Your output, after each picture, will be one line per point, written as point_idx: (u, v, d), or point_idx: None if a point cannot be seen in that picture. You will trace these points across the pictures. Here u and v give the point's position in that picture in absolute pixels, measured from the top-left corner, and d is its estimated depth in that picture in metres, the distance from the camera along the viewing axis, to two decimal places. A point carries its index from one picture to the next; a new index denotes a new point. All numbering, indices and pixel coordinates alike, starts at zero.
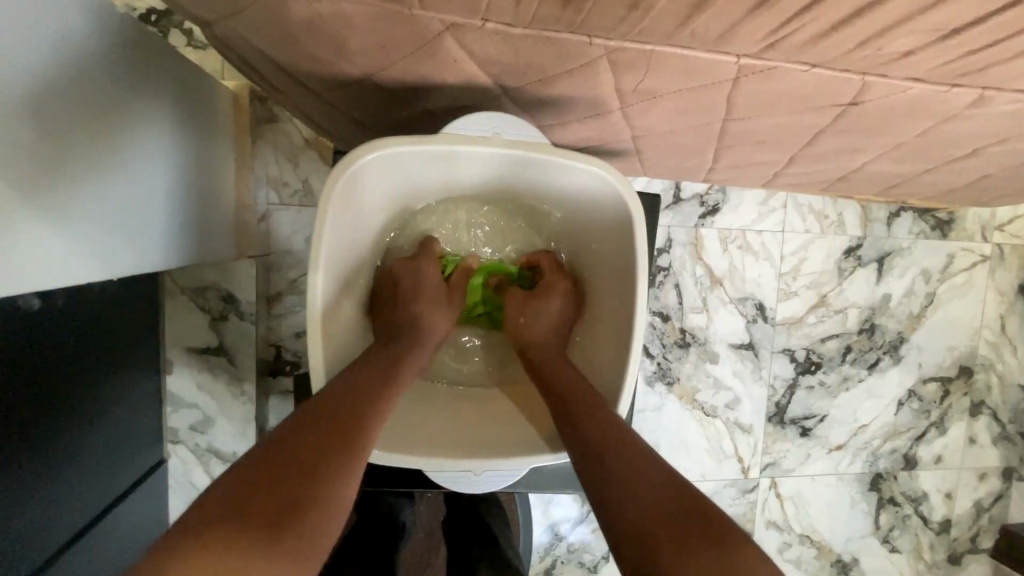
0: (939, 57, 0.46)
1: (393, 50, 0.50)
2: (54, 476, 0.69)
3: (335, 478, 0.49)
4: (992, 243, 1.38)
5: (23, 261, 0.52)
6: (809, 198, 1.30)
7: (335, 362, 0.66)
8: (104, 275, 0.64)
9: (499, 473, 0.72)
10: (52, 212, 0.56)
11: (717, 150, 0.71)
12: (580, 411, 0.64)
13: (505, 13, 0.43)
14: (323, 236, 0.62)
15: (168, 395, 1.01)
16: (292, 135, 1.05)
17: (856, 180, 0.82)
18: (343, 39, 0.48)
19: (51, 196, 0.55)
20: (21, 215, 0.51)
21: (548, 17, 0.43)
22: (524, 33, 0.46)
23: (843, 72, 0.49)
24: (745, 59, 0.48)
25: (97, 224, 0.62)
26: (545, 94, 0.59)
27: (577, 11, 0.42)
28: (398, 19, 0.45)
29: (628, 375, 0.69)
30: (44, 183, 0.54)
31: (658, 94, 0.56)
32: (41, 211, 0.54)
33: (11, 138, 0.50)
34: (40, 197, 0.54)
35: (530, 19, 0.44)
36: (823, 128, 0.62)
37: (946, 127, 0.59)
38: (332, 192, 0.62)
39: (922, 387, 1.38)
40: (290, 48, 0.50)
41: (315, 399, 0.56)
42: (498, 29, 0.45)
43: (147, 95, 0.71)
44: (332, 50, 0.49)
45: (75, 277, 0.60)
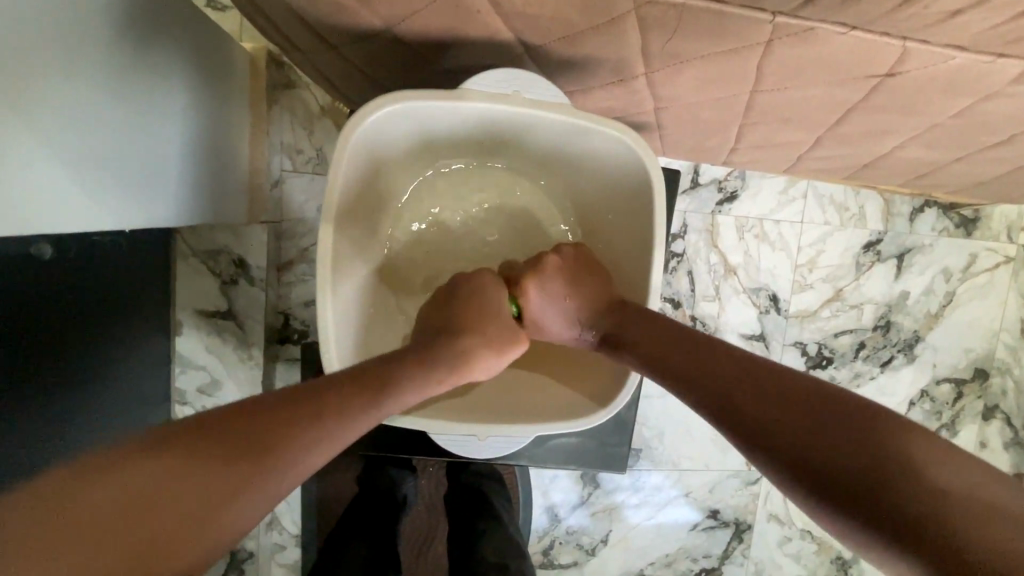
0: (985, 21, 0.44)
1: None
2: (53, 426, 0.69)
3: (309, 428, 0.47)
4: (1017, 244, 1.34)
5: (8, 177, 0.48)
6: (831, 188, 1.27)
7: (341, 318, 0.65)
8: (98, 217, 0.61)
9: (504, 440, 0.73)
10: (46, 132, 0.52)
11: (741, 128, 0.69)
12: (719, 354, 0.56)
13: None
14: (336, 186, 0.61)
15: (177, 356, 1.00)
16: (307, 101, 1.04)
17: (883, 167, 0.80)
18: None
19: (47, 116, 0.52)
20: (12, 126, 0.48)
21: None
22: None
23: (881, 36, 0.47)
24: (780, 18, 0.46)
25: (92, 157, 0.59)
26: (569, 54, 0.57)
27: None
28: None
29: (651, 300, 0.68)
30: (43, 102, 0.51)
31: (685, 58, 0.54)
32: (35, 129, 0.51)
33: (19, 55, 0.48)
34: (34, 114, 0.51)
35: None
36: (854, 106, 0.59)
37: (985, 107, 0.57)
38: (345, 144, 0.60)
39: (935, 387, 1.36)
40: None
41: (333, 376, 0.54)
42: None
43: (167, 44, 0.71)
44: None
45: (61, 211, 0.56)
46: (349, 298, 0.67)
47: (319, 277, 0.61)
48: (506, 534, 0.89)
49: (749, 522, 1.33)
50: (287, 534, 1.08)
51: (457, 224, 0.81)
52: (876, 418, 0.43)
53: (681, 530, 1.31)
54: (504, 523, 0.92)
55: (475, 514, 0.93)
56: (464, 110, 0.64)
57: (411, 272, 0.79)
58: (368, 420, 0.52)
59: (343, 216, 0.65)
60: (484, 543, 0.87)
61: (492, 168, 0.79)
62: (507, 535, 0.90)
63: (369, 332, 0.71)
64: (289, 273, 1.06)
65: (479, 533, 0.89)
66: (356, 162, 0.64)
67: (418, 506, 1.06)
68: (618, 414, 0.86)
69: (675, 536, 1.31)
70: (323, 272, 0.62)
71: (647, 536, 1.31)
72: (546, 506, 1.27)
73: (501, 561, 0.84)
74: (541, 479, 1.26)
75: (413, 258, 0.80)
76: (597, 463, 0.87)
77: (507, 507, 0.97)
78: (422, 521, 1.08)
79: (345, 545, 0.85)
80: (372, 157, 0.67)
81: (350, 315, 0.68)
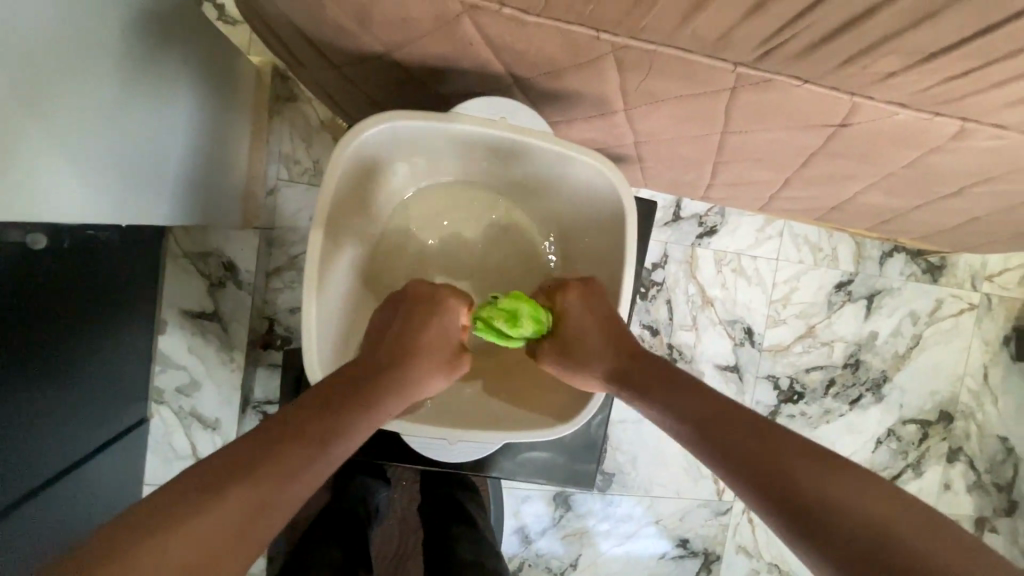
0: (920, 82, 0.49)
1: (414, 27, 0.52)
2: (30, 416, 0.70)
3: (303, 448, 0.52)
4: (980, 292, 1.41)
5: (16, 168, 0.51)
6: (805, 229, 1.33)
7: (324, 316, 0.67)
8: (99, 211, 0.63)
9: (473, 446, 0.75)
10: (56, 129, 0.55)
11: (715, 165, 0.74)
12: (712, 404, 0.59)
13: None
14: (327, 193, 0.64)
15: (158, 355, 1.01)
16: (308, 116, 1.08)
17: (848, 210, 0.86)
18: (367, 12, 0.50)
19: (59, 115, 0.55)
20: (26, 123, 0.51)
21: (562, 7, 0.46)
22: (537, 21, 0.48)
23: (832, 90, 0.52)
24: (741, 68, 0.51)
25: (98, 157, 0.62)
26: (553, 87, 0.62)
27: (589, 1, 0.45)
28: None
29: (624, 285, 0.72)
30: (57, 103, 0.55)
31: (658, 98, 0.58)
32: (46, 125, 0.54)
33: (34, 57, 0.51)
34: (48, 112, 0.54)
35: (546, 7, 0.46)
36: (815, 151, 0.64)
37: (930, 160, 0.62)
38: (340, 152, 0.64)
39: (901, 427, 1.41)
40: (312, 16, 0.52)
41: (327, 396, 0.59)
42: (513, 15, 0.48)
43: (178, 55, 0.75)
44: (355, 20, 0.52)
45: (63, 205, 0.58)
46: (331, 303, 0.69)
47: (305, 274, 0.64)
48: (480, 537, 0.90)
49: (717, 553, 1.34)
50: None
51: (439, 235, 0.84)
52: (862, 482, 0.48)
53: (651, 559, 1.32)
54: (479, 528, 0.92)
55: (450, 519, 0.94)
56: (455, 130, 0.67)
57: (392, 281, 0.82)
58: (350, 432, 0.58)
59: (332, 220, 0.67)
60: (459, 546, 0.88)
61: (481, 190, 0.82)
62: (483, 539, 0.90)
63: (347, 336, 0.73)
64: (277, 280, 1.10)
65: (452, 538, 0.90)
66: (348, 169, 0.67)
67: (388, 520, 1.07)
68: (588, 431, 0.88)
69: (644, 565, 1.32)
70: (311, 271, 0.64)
71: (616, 564, 1.31)
72: (517, 527, 1.27)
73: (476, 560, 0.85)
74: (513, 498, 1.27)
75: (397, 269, 0.82)
76: (567, 478, 0.89)
77: (481, 513, 0.98)
78: (392, 533, 1.07)
79: (316, 546, 0.84)
80: (364, 168, 0.70)
81: (333, 315, 0.70)
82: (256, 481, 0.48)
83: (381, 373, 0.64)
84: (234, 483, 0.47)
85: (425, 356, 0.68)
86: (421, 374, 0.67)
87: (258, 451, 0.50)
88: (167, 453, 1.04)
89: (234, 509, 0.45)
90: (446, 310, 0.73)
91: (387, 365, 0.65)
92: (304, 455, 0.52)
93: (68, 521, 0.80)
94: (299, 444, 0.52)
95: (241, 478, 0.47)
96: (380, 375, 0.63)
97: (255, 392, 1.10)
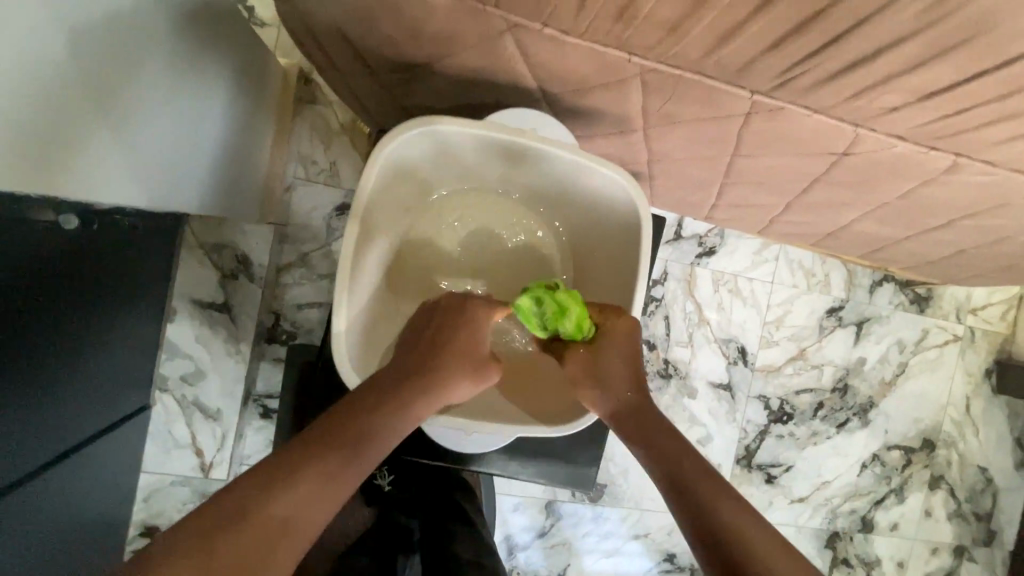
0: (920, 117, 0.53)
1: (457, 41, 0.56)
2: (39, 396, 0.71)
3: (339, 455, 0.57)
4: (965, 325, 1.46)
5: (74, 153, 0.54)
6: (800, 255, 1.38)
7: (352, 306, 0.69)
8: (141, 198, 0.66)
9: (487, 437, 0.79)
10: (109, 117, 0.58)
11: (722, 187, 0.78)
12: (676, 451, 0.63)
13: (565, 22, 0.49)
14: (365, 188, 0.67)
15: (166, 343, 1.03)
16: (329, 118, 1.11)
17: (843, 237, 0.90)
18: (416, 24, 0.54)
19: (111, 103, 0.58)
20: (83, 109, 0.54)
21: (600, 31, 0.50)
22: (575, 42, 0.52)
23: (838, 121, 0.56)
24: (758, 96, 0.55)
25: (144, 146, 0.65)
26: (579, 104, 0.65)
27: (626, 27, 0.48)
28: (471, 15, 0.51)
29: (637, 295, 0.75)
30: (110, 92, 0.58)
31: (677, 120, 0.62)
32: (99, 113, 0.57)
33: (93, 48, 0.54)
34: (101, 101, 0.57)
35: (585, 30, 0.50)
36: (817, 178, 0.68)
37: (924, 191, 0.66)
38: (380, 151, 0.67)
39: (886, 452, 1.45)
40: (362, 24, 0.56)
41: (359, 401, 0.63)
42: (554, 36, 0.52)
43: (218, 53, 0.78)
44: (403, 31, 0.55)
45: (112, 191, 0.61)
46: (358, 294, 0.72)
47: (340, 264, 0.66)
48: (478, 536, 0.91)
49: None
50: None
51: (460, 237, 0.86)
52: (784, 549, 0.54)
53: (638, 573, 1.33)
54: (477, 527, 0.94)
55: (449, 518, 0.95)
56: (488, 138, 0.71)
57: (413, 278, 0.84)
58: (379, 438, 0.61)
59: (367, 213, 0.70)
60: (457, 544, 0.89)
61: (504, 200, 0.85)
62: (481, 539, 0.91)
63: (369, 328, 0.75)
64: (286, 276, 1.12)
65: (452, 535, 0.91)
66: (385, 166, 0.70)
67: None
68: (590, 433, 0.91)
69: None
70: (345, 262, 0.67)
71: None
72: (506, 536, 1.28)
73: (475, 559, 0.86)
74: (505, 505, 1.28)
75: (416, 273, 0.85)
76: (567, 478, 0.91)
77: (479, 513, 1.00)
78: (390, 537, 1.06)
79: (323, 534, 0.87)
80: (398, 167, 0.73)
81: (359, 307, 0.72)
82: (298, 488, 0.53)
83: (410, 378, 0.67)
84: (276, 488, 0.52)
85: (453, 361, 0.71)
86: (448, 376, 0.70)
87: (298, 458, 0.55)
88: (168, 441, 1.05)
89: (278, 515, 0.51)
90: (474, 313, 0.76)
91: (415, 370, 0.68)
92: (340, 463, 0.56)
93: (66, 500, 0.80)
94: (334, 451, 0.57)
95: (283, 483, 0.52)
96: (409, 379, 0.67)
97: (258, 384, 1.12)
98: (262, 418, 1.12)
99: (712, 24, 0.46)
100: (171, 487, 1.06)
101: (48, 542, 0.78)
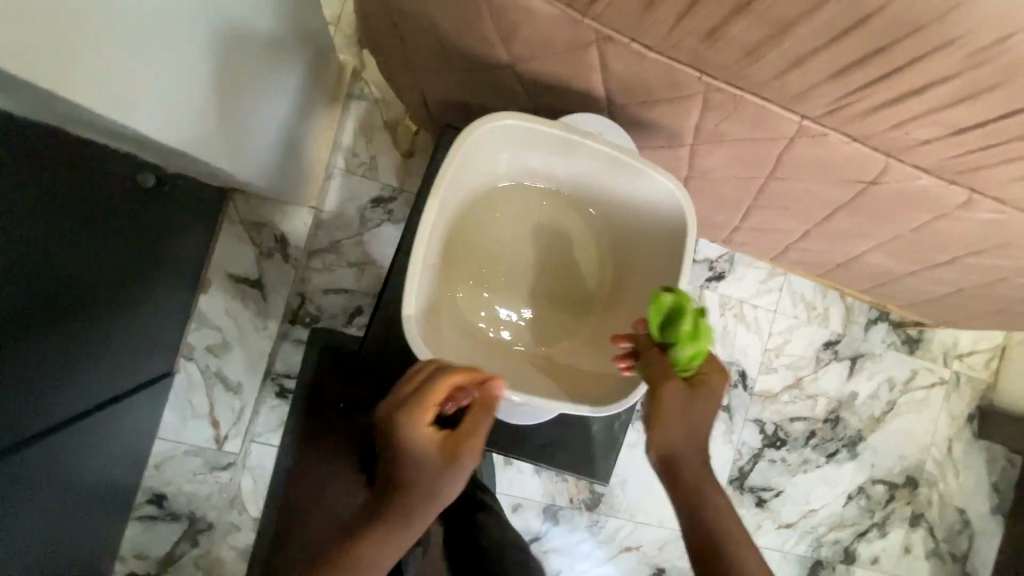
0: (946, 151, 0.60)
1: (548, 46, 0.62)
2: (77, 350, 0.73)
3: None
4: (950, 369, 1.53)
5: (181, 108, 0.59)
6: (803, 287, 1.45)
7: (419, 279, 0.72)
8: (218, 158, 0.71)
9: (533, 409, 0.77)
10: (210, 81, 0.64)
11: (750, 208, 0.84)
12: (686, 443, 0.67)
13: (653, 37, 0.56)
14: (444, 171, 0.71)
15: (196, 313, 1.06)
16: (375, 114, 1.16)
17: (853, 268, 0.97)
18: (516, 26, 0.60)
19: (213, 70, 0.64)
20: (195, 70, 0.60)
21: (682, 48, 0.57)
22: (656, 57, 0.59)
23: (873, 150, 0.63)
24: (806, 121, 0.62)
25: (229, 111, 0.70)
26: (640, 114, 0.72)
27: (708, 47, 0.55)
28: (568, 23, 0.58)
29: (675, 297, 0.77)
30: (214, 58, 0.63)
31: (726, 138, 0.69)
32: (205, 75, 0.62)
33: (210, 18, 0.60)
34: (208, 66, 0.62)
35: (668, 46, 0.57)
36: (841, 206, 0.75)
37: (937, 225, 0.73)
38: (462, 138, 0.71)
39: (870, 486, 1.50)
40: (464, 22, 0.62)
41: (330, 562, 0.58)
42: (638, 50, 0.59)
43: (292, 39, 0.84)
44: (501, 32, 0.62)
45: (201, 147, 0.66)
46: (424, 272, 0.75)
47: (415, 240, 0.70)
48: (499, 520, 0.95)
49: None
50: (247, 516, 1.10)
51: (507, 232, 0.89)
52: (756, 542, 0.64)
53: None
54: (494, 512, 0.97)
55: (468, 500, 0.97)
56: (557, 138, 0.75)
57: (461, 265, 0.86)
58: None
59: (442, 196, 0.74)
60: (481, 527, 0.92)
61: (552, 201, 0.88)
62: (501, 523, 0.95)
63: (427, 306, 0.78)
64: (318, 260, 1.14)
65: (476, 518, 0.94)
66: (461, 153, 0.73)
67: None
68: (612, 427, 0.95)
69: None
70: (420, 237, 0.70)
71: None
72: None
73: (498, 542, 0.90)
74: (503, 504, 1.30)
75: (462, 266, 0.87)
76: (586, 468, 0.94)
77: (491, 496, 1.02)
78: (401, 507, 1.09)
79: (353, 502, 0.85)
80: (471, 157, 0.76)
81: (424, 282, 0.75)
82: None
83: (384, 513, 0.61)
84: None
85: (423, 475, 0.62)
86: (427, 493, 0.61)
87: None
88: (185, 410, 1.07)
89: None
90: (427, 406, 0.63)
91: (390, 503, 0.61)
92: None
93: (84, 461, 0.82)
94: None
95: None
96: (383, 516, 0.60)
97: (277, 364, 1.11)
98: (277, 398, 1.11)
99: (783, 53, 0.53)
100: (182, 458, 1.07)
101: (66, 503, 0.80)
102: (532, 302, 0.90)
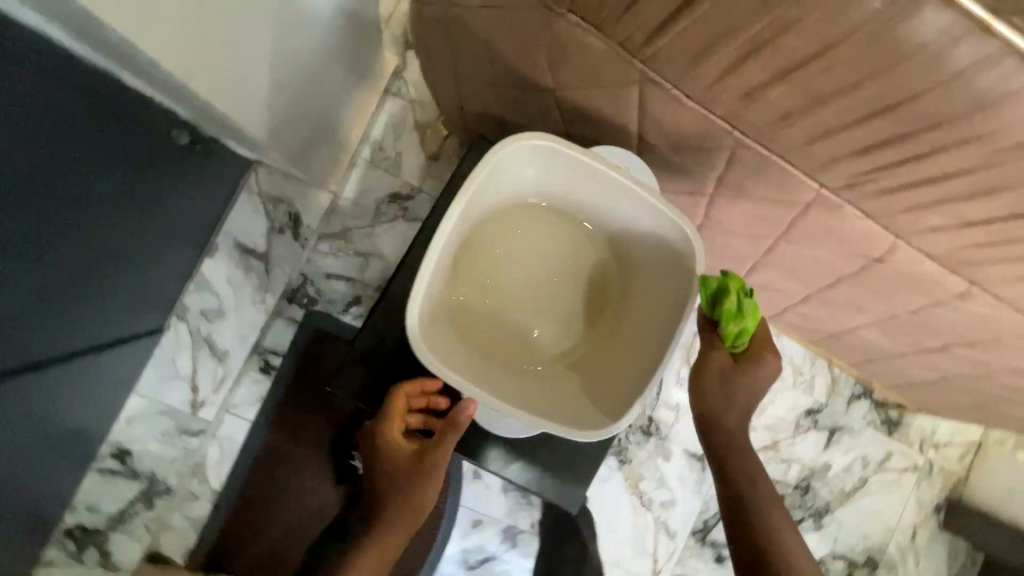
0: (955, 241, 0.62)
1: (594, 78, 0.65)
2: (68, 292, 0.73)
3: None
4: (925, 457, 1.54)
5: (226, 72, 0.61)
6: (793, 352, 1.47)
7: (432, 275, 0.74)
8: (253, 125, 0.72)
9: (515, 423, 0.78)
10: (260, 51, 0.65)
11: (757, 265, 0.86)
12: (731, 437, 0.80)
13: (696, 87, 0.59)
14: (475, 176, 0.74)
15: (197, 275, 1.04)
16: (409, 113, 1.19)
17: (846, 341, 0.98)
18: (567, 56, 0.63)
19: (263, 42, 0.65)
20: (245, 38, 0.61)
21: (720, 102, 0.59)
22: (694, 106, 0.62)
23: (884, 229, 0.65)
24: (825, 191, 0.64)
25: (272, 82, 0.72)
26: (668, 157, 0.74)
27: (745, 105, 0.58)
28: (617, 61, 0.60)
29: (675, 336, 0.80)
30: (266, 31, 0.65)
31: (746, 194, 0.71)
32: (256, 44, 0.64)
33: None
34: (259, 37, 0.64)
35: (708, 98, 0.60)
36: (845, 277, 0.77)
37: (934, 311, 0.75)
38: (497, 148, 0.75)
39: (831, 560, 1.49)
40: (519, 42, 0.65)
41: None
42: (678, 97, 0.61)
43: (340, 27, 0.87)
44: (551, 58, 0.64)
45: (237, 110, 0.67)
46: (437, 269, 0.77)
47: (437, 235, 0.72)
48: None
49: None
50: (205, 485, 1.12)
51: (521, 250, 0.90)
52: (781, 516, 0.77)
53: None
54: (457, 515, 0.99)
55: None
56: (586, 165, 0.78)
57: (470, 273, 0.88)
58: None
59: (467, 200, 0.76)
60: None
61: (569, 226, 0.90)
62: None
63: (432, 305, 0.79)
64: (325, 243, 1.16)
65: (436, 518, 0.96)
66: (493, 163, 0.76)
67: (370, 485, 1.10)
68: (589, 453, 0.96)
69: None
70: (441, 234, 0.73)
71: None
72: (461, 550, 1.29)
73: None
74: (465, 518, 1.29)
75: (471, 273, 0.88)
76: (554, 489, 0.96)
77: None
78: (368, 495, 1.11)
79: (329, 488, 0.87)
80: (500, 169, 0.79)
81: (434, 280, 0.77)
82: None
83: None
84: None
85: None
86: None
87: None
88: (168, 370, 1.05)
89: None
90: None
91: None
92: None
93: (53, 405, 0.81)
94: None
95: None
96: None
97: (267, 339, 1.14)
98: (261, 373, 1.14)
99: (815, 123, 0.56)
100: (154, 418, 1.05)
101: (19, 443, 0.78)
102: (534, 319, 0.91)
